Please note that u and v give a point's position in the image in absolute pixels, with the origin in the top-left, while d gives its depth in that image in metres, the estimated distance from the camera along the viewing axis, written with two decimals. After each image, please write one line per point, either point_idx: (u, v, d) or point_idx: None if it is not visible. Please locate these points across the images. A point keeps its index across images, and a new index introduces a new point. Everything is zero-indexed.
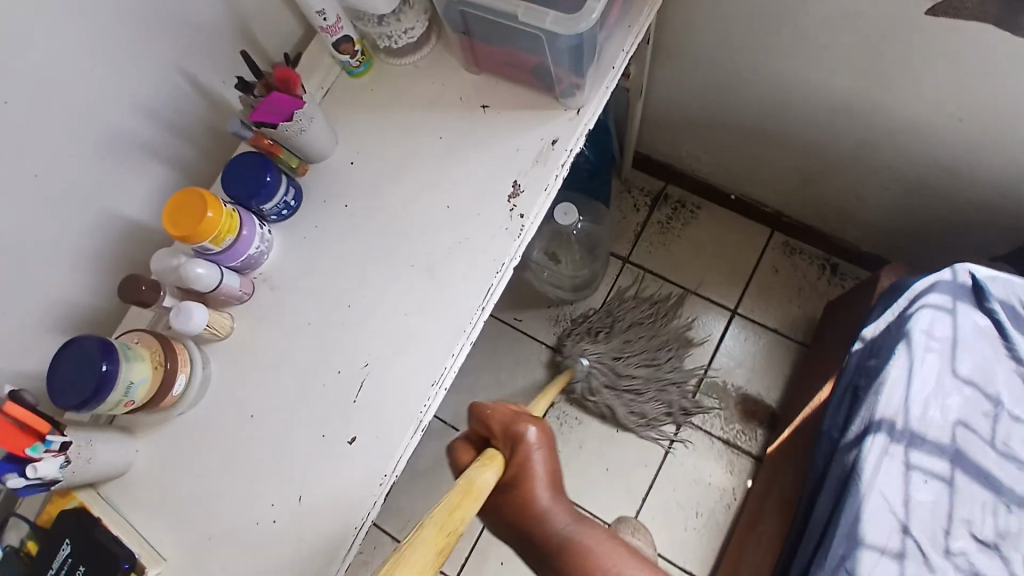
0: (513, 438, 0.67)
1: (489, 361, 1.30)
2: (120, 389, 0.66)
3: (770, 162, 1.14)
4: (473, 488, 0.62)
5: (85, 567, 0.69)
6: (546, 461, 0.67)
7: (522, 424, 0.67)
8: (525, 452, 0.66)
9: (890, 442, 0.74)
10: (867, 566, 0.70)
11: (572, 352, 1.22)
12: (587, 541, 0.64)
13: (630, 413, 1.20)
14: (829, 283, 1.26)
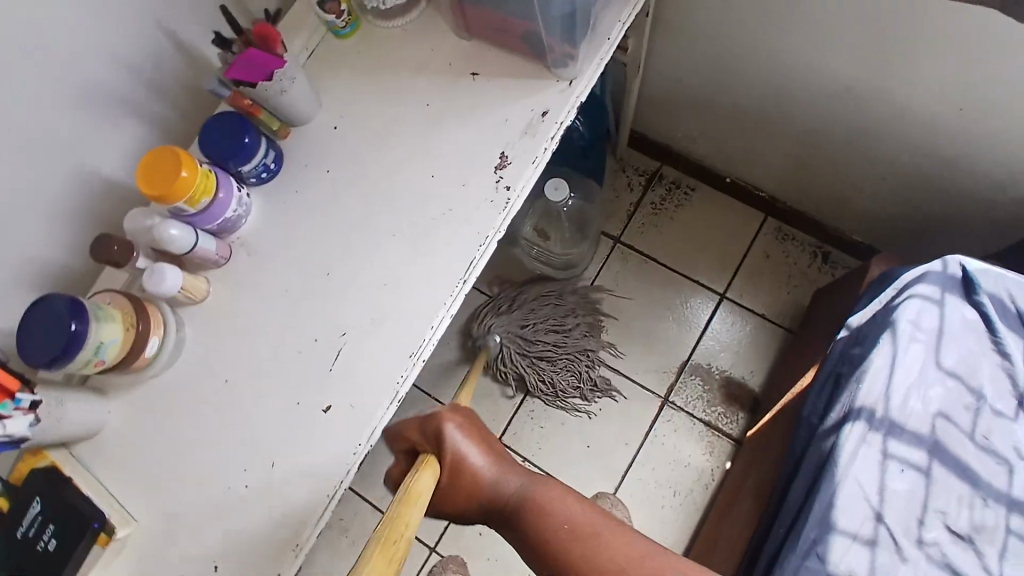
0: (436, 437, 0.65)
1: None
2: (89, 349, 0.64)
3: (768, 145, 1.11)
4: (412, 494, 0.60)
5: (54, 527, 0.69)
6: (480, 445, 0.66)
7: (442, 419, 0.66)
8: (455, 445, 0.64)
9: (868, 430, 0.74)
10: (838, 552, 0.70)
11: (478, 331, 1.23)
12: (547, 501, 0.60)
13: (542, 384, 1.22)
14: (820, 271, 1.25)
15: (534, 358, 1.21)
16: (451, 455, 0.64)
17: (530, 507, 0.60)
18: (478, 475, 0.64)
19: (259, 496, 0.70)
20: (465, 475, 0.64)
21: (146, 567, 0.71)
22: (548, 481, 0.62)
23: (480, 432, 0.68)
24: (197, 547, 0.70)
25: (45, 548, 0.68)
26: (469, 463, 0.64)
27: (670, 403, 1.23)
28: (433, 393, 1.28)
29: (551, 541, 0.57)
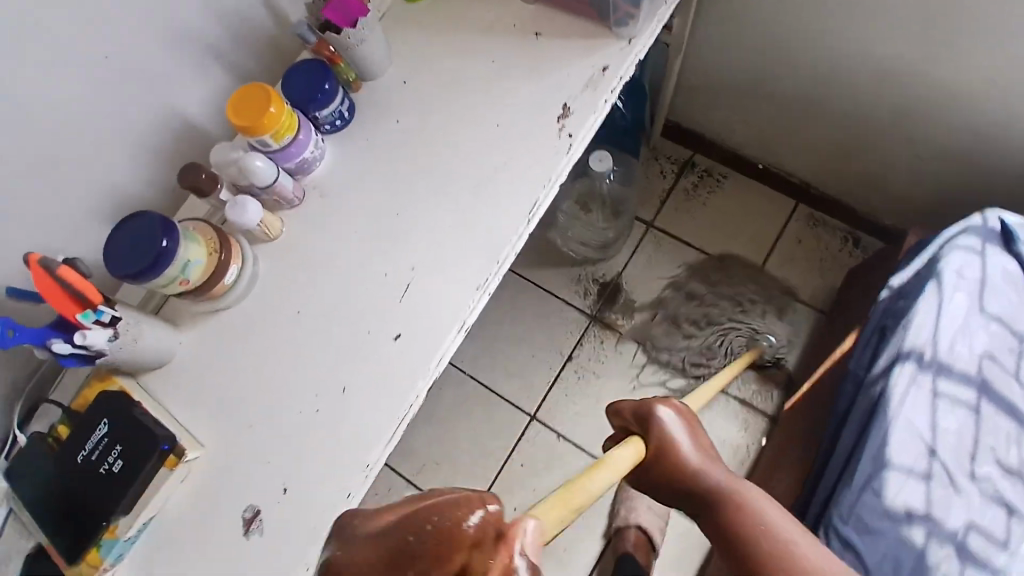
0: (645, 419, 0.64)
1: (511, 316, 1.33)
2: (177, 266, 0.67)
3: (805, 128, 1.15)
4: (600, 457, 0.60)
5: (119, 446, 0.70)
6: (692, 430, 0.64)
7: (655, 404, 0.65)
8: (665, 429, 0.63)
9: (918, 371, 0.78)
10: (893, 486, 0.74)
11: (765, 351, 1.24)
12: (748, 509, 0.57)
13: (769, 297, 1.29)
14: (851, 255, 1.29)
15: (749, 305, 1.28)
16: (657, 439, 0.63)
17: (732, 510, 0.58)
18: (682, 463, 0.61)
19: (328, 421, 0.71)
20: (673, 463, 0.61)
21: (208, 491, 0.72)
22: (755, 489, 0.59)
23: (692, 422, 0.65)
24: (263, 472, 0.71)
25: (111, 468, 0.69)
26: (675, 448, 0.62)
27: (705, 382, 1.25)
28: (469, 368, 1.31)
29: (748, 545, 0.55)
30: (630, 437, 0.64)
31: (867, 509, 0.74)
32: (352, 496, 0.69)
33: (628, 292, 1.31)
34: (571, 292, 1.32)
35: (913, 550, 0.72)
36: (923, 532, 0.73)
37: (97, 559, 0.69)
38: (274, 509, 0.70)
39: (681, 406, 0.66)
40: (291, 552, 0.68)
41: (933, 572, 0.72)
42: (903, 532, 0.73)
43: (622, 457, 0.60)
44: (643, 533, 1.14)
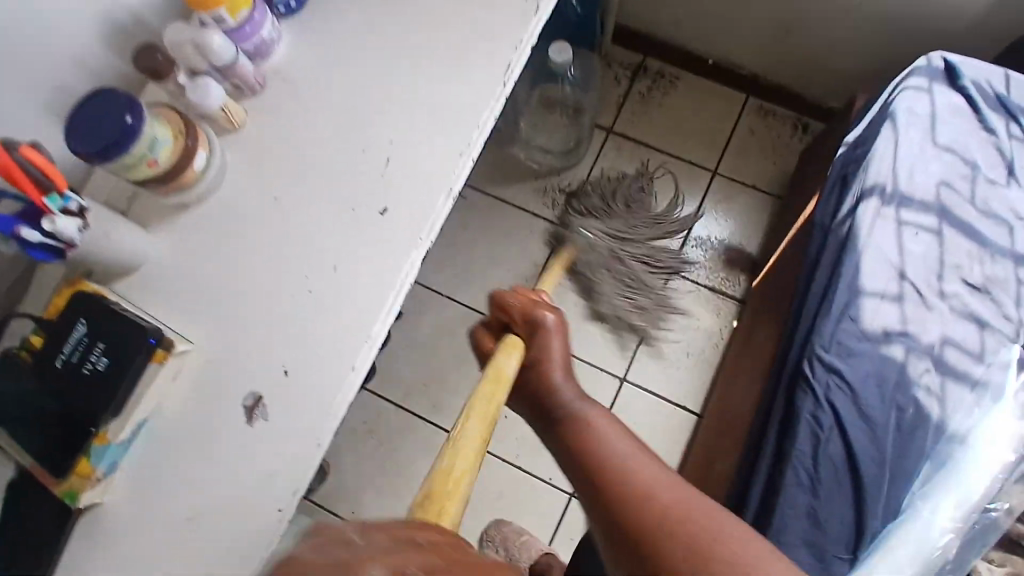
0: (533, 325, 0.73)
1: (482, 234, 1.32)
2: (143, 144, 0.65)
3: (748, 16, 1.20)
4: (500, 375, 0.68)
5: (102, 344, 0.67)
6: (564, 352, 0.72)
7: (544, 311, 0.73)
8: (541, 340, 0.72)
9: (881, 204, 0.83)
10: (870, 309, 0.79)
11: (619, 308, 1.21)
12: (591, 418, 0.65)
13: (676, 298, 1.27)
14: (801, 141, 1.34)
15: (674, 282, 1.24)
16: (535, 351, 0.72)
17: (579, 420, 0.65)
18: (548, 376, 0.70)
19: (323, 299, 0.70)
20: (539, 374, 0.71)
21: (205, 385, 0.69)
22: (596, 407, 0.66)
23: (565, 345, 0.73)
24: (261, 358, 0.69)
25: (95, 368, 0.66)
26: (547, 357, 0.71)
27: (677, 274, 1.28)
28: (445, 289, 1.31)
29: (599, 459, 0.59)
30: (510, 340, 0.72)
31: (846, 334, 0.78)
32: (358, 369, 0.68)
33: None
34: (540, 204, 1.32)
35: (893, 365, 0.77)
36: (903, 349, 0.77)
37: (89, 468, 0.66)
38: (277, 391, 0.68)
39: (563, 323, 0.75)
40: (299, 430, 0.67)
41: (912, 383, 0.77)
42: (883, 351, 0.77)
43: (512, 363, 0.70)
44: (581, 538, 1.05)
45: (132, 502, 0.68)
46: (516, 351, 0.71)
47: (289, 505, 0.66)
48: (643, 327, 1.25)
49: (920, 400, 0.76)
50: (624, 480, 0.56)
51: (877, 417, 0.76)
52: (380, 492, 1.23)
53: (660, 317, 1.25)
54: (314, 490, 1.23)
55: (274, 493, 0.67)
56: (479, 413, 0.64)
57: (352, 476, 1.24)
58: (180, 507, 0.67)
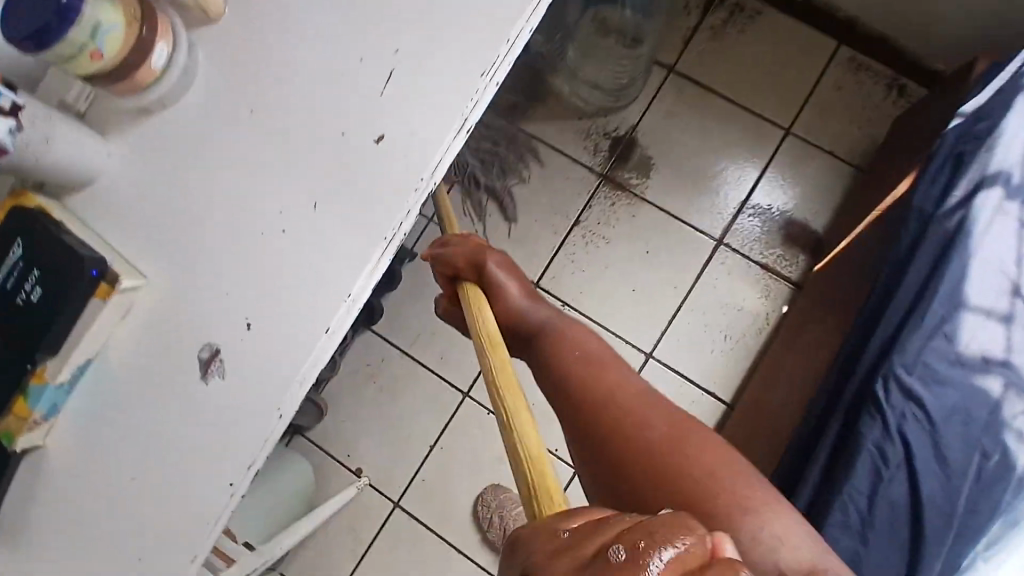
0: (479, 269, 0.60)
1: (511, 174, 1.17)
2: (83, 29, 0.53)
3: None
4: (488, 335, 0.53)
5: (38, 272, 0.57)
6: (521, 280, 0.60)
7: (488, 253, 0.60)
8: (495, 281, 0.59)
9: (1004, 198, 0.67)
10: (968, 327, 0.64)
11: (507, 192, 1.16)
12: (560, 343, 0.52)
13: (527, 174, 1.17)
14: (895, 105, 1.13)
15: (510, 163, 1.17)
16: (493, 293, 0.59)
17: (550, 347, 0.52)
18: (510, 305, 0.58)
19: (296, 242, 0.58)
20: (498, 307, 0.58)
21: (156, 329, 0.59)
22: (568, 328, 0.53)
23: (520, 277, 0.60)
24: (219, 305, 0.58)
25: (30, 299, 0.56)
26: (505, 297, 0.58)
27: (724, 245, 1.13)
28: None
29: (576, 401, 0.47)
30: (465, 288, 0.60)
31: (933, 354, 0.64)
32: (332, 333, 0.57)
33: (643, 147, 1.16)
34: (579, 147, 1.16)
35: (986, 401, 0.63)
36: (1001, 383, 0.63)
37: (25, 410, 0.56)
38: (237, 347, 0.57)
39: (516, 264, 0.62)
40: (257, 394, 0.57)
41: (1004, 426, 0.63)
42: (976, 382, 0.63)
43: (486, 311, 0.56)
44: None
45: (72, 454, 0.59)
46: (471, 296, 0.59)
47: (242, 481, 0.57)
48: (495, 198, 1.16)
49: (1009, 447, 0.63)
50: (612, 415, 0.45)
51: (955, 460, 0.62)
52: (376, 441, 1.16)
53: (482, 205, 1.16)
54: (308, 431, 1.16)
55: (225, 465, 0.57)
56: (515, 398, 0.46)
57: (346, 421, 1.16)
58: (122, 465, 0.58)
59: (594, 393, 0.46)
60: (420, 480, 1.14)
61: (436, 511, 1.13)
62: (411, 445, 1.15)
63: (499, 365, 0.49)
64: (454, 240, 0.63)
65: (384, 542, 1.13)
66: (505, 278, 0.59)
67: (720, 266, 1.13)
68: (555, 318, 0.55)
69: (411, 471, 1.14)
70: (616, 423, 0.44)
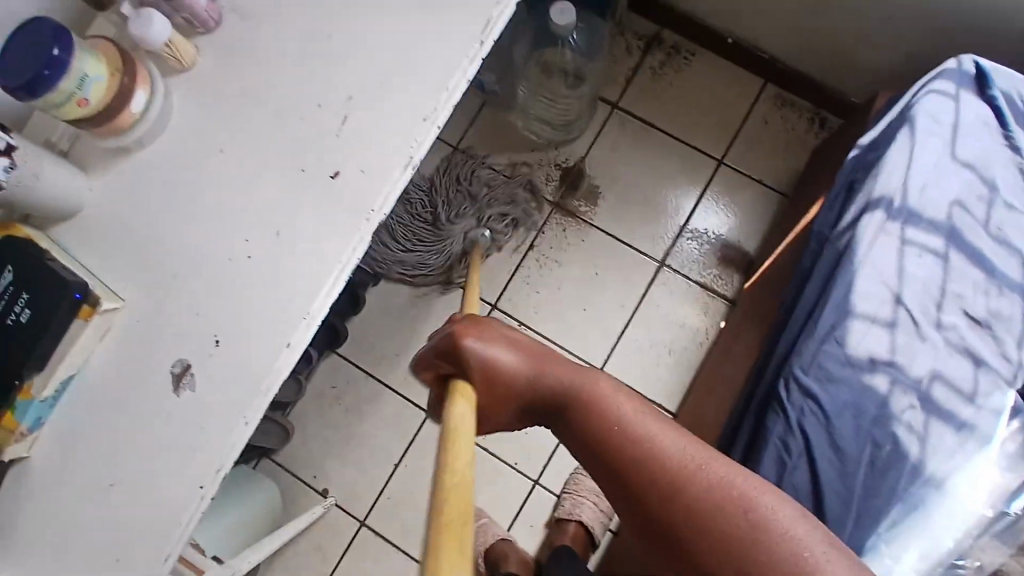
0: (461, 355, 0.55)
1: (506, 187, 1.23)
2: (71, 79, 0.60)
3: None
4: (456, 429, 0.48)
5: (27, 296, 0.62)
6: (509, 346, 0.56)
7: (462, 334, 0.55)
8: (488, 358, 0.54)
9: (886, 219, 0.78)
10: (857, 333, 0.74)
11: (545, 201, 1.25)
12: (590, 411, 0.53)
13: (545, 183, 1.25)
14: (816, 137, 1.26)
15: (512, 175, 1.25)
16: (484, 374, 0.55)
17: (580, 418, 0.53)
18: (510, 382, 0.55)
19: (259, 267, 0.65)
20: (497, 387, 0.55)
21: (130, 347, 0.65)
22: (593, 385, 0.54)
23: (506, 340, 0.56)
24: (189, 324, 0.65)
25: (18, 319, 0.61)
26: (503, 374, 0.55)
27: (667, 266, 1.23)
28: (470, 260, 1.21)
29: (639, 486, 0.50)
30: (454, 384, 0.54)
31: (827, 357, 0.73)
32: (293, 346, 0.64)
33: (591, 177, 1.26)
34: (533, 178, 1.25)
35: (875, 398, 0.72)
36: (887, 380, 0.72)
37: (12, 423, 0.61)
38: (206, 361, 0.64)
39: (494, 324, 0.57)
40: (223, 405, 0.63)
41: (893, 419, 0.72)
42: (865, 380, 0.73)
43: (466, 409, 0.51)
44: (584, 527, 1.11)
45: (54, 463, 0.64)
46: (464, 393, 0.53)
47: (211, 483, 0.63)
48: (525, 206, 1.24)
49: (899, 437, 0.71)
50: (671, 495, 0.48)
51: (850, 451, 0.71)
52: (343, 459, 1.21)
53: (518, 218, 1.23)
54: (277, 450, 1.21)
55: (194, 468, 0.63)
56: (448, 533, 0.40)
57: (314, 440, 1.22)
58: (99, 474, 0.63)
59: (652, 477, 0.49)
60: (386, 495, 1.19)
61: (401, 525, 1.18)
62: (376, 461, 1.20)
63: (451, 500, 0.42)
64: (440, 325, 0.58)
65: (350, 557, 1.17)
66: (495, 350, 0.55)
67: (664, 286, 1.22)
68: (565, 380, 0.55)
69: (376, 486, 1.19)
70: (687, 512, 0.48)
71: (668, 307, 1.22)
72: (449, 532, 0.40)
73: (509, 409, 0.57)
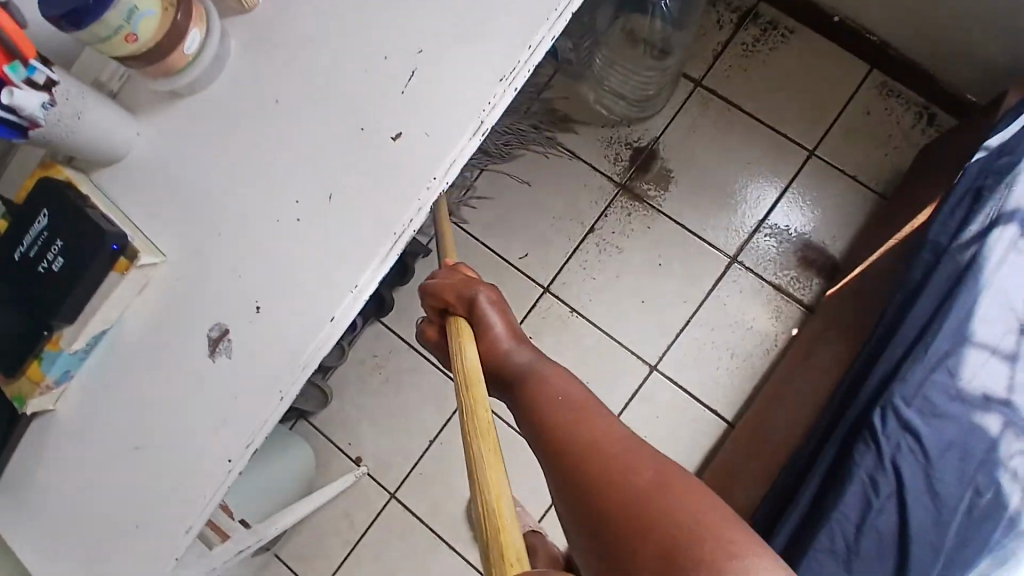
0: (467, 306, 0.57)
1: (567, 168, 1.17)
2: (119, 11, 0.54)
3: None
4: (467, 371, 0.52)
5: (60, 243, 0.59)
6: (510, 320, 0.57)
7: (476, 288, 0.58)
8: (486, 315, 0.56)
9: (1020, 236, 0.67)
10: (971, 363, 0.64)
11: (622, 181, 1.16)
12: (550, 384, 0.50)
13: (616, 162, 1.17)
14: (923, 134, 1.12)
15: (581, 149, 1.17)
16: (481, 330, 0.56)
17: (537, 387, 0.50)
18: (501, 351, 0.55)
19: (309, 233, 0.59)
20: (486, 349, 0.55)
21: (166, 306, 0.61)
22: (560, 371, 0.52)
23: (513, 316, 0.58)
24: (230, 286, 0.60)
25: (51, 268, 0.59)
26: (496, 338, 0.55)
27: (738, 263, 1.13)
28: (528, 243, 1.17)
29: (561, 444, 0.45)
30: (454, 328, 0.57)
31: (934, 389, 0.64)
32: (336, 321, 0.58)
33: (664, 160, 1.16)
34: (600, 157, 1.17)
35: (983, 438, 0.63)
36: (1000, 421, 0.63)
37: (39, 375, 0.59)
38: (245, 328, 0.59)
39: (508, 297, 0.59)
40: (260, 379, 0.58)
41: (999, 464, 0.62)
42: (975, 419, 0.63)
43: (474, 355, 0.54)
44: None
45: (84, 418, 0.61)
46: (466, 334, 0.56)
47: (239, 458, 0.59)
48: (597, 186, 1.16)
49: (1003, 485, 0.62)
50: (591, 462, 0.42)
51: (948, 497, 0.62)
52: (378, 432, 1.17)
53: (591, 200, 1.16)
54: (313, 415, 1.18)
55: (223, 440, 0.59)
56: (485, 442, 0.47)
57: (351, 410, 1.18)
58: (126, 436, 0.60)
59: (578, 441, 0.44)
60: (418, 473, 1.15)
61: (431, 505, 1.14)
62: (410, 439, 1.16)
63: (477, 423, 0.48)
64: (445, 271, 0.61)
65: (377, 531, 1.15)
66: (495, 315, 0.56)
67: (733, 284, 1.12)
68: (535, 363, 0.53)
69: (409, 463, 1.16)
70: (604, 477, 0.41)
71: (735, 307, 1.12)
72: (498, 501, 0.44)
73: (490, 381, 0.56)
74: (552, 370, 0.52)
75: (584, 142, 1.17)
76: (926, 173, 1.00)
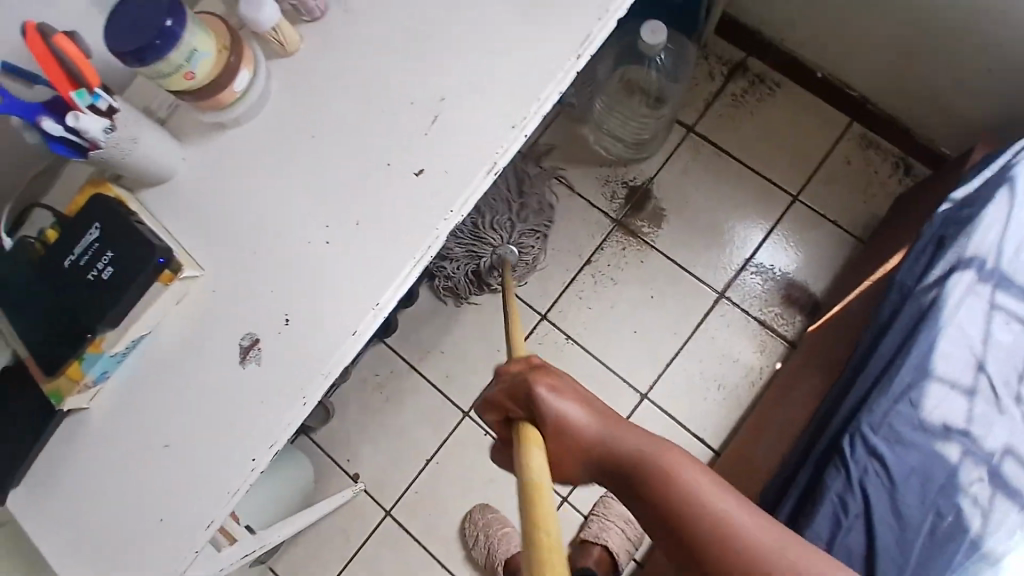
0: (535, 404, 0.57)
1: (568, 203, 1.25)
2: (182, 53, 0.62)
3: (865, 40, 1.08)
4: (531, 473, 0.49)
5: (111, 254, 0.64)
6: (582, 402, 0.58)
7: (537, 384, 0.58)
8: (560, 410, 0.57)
9: (976, 280, 0.74)
10: (933, 395, 0.71)
11: (620, 216, 1.24)
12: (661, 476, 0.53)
13: (613, 199, 1.24)
14: (899, 183, 1.21)
15: (580, 185, 1.25)
16: (556, 423, 0.57)
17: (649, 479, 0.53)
18: (586, 440, 0.57)
19: (336, 255, 0.66)
20: (566, 441, 0.57)
21: (200, 315, 0.67)
22: (665, 457, 0.54)
23: (580, 392, 0.60)
24: (260, 300, 0.66)
25: (101, 275, 0.64)
26: (576, 427, 0.56)
27: (726, 298, 1.20)
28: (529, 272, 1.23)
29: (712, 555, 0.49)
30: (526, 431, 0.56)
31: (899, 419, 0.70)
32: (357, 336, 0.64)
33: (658, 199, 1.24)
34: (598, 193, 1.24)
35: (945, 466, 0.69)
36: (959, 450, 0.69)
37: (79, 373, 0.64)
38: (273, 339, 0.65)
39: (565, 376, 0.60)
40: (286, 385, 0.64)
41: (959, 490, 0.68)
42: (937, 447, 0.69)
43: (541, 457, 0.51)
44: (608, 553, 1.10)
45: (115, 416, 0.66)
46: (534, 438, 0.55)
47: (262, 457, 0.64)
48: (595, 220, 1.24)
49: (963, 510, 0.67)
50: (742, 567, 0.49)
51: (912, 518, 0.68)
52: (377, 448, 1.22)
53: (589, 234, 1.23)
54: (314, 430, 1.22)
55: (249, 442, 0.64)
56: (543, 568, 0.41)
57: (351, 426, 1.23)
58: (156, 435, 0.65)
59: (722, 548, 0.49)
60: (413, 491, 1.19)
61: (426, 521, 1.18)
62: (408, 456, 1.21)
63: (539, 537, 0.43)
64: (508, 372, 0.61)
65: (371, 545, 1.18)
66: (566, 403, 0.57)
67: (722, 318, 1.19)
68: (635, 448, 0.56)
69: (406, 480, 1.20)
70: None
71: (723, 340, 1.19)
72: None
73: (578, 464, 0.58)
74: (653, 455, 0.55)
75: (582, 179, 1.25)
76: (900, 220, 1.09)
